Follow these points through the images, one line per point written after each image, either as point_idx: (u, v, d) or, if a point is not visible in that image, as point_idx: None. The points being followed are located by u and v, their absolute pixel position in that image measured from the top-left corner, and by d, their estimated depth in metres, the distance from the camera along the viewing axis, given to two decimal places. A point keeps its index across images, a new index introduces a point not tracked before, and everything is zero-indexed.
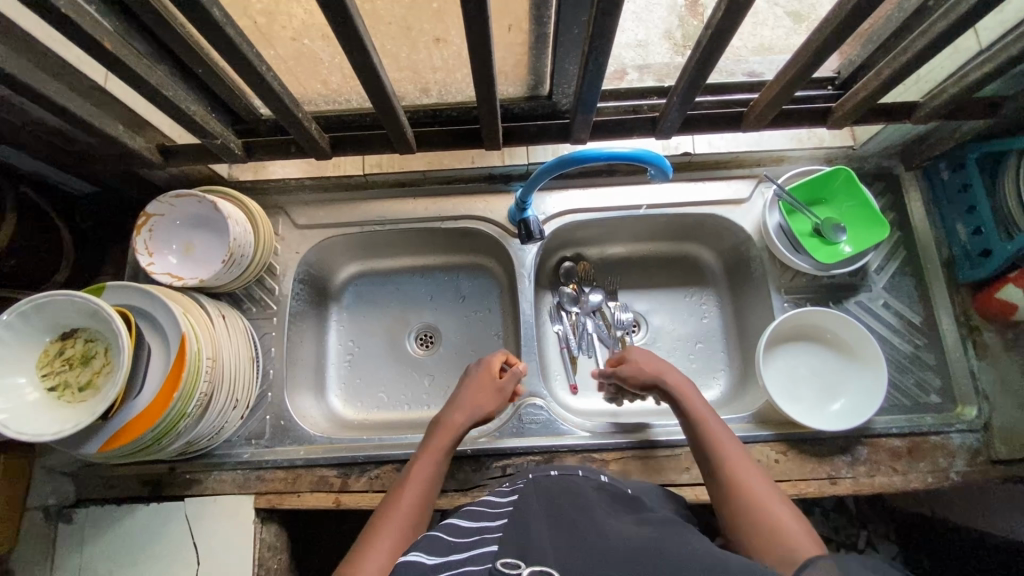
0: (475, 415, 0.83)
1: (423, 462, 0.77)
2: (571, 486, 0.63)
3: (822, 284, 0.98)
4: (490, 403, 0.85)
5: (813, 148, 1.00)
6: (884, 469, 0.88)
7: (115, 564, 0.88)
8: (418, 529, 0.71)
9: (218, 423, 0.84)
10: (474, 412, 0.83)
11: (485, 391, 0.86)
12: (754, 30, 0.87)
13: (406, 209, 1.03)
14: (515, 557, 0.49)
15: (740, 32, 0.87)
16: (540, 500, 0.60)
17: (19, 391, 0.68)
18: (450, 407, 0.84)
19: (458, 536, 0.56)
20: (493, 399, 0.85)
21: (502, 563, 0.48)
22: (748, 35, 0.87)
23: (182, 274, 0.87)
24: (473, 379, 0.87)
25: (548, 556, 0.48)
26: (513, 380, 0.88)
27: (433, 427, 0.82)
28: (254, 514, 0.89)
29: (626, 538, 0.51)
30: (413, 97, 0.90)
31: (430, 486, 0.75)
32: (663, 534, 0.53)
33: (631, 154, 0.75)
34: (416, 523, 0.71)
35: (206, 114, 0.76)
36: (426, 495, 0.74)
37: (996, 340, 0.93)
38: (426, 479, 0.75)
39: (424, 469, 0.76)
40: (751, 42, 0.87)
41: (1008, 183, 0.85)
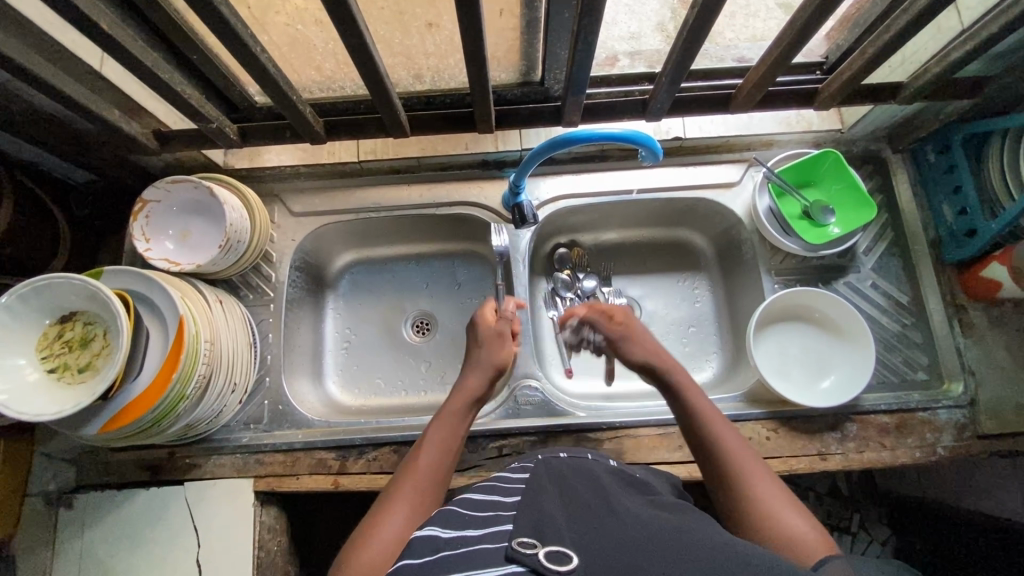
0: (489, 373, 0.81)
1: (440, 425, 0.75)
2: (585, 471, 0.64)
3: (811, 266, 1.00)
4: (506, 357, 0.83)
5: (802, 132, 1.01)
6: (873, 444, 0.90)
7: (116, 547, 0.89)
8: (439, 493, 0.69)
9: (217, 406, 0.86)
10: (489, 369, 0.81)
11: (496, 344, 0.84)
12: (746, 21, 0.85)
13: (400, 196, 1.04)
14: (531, 537, 0.48)
15: (733, 24, 0.85)
16: (556, 484, 0.60)
17: (19, 372, 0.69)
18: (467, 370, 0.82)
19: (472, 513, 0.56)
20: (497, 351, 0.83)
21: (518, 541, 0.48)
22: (741, 27, 0.85)
23: (179, 259, 0.88)
24: (482, 335, 0.85)
25: (566, 536, 0.48)
26: (508, 325, 0.87)
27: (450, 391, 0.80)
28: (253, 497, 0.90)
29: (644, 522, 0.51)
30: (406, 83, 0.91)
31: (449, 447, 0.73)
32: (681, 518, 0.52)
33: (621, 134, 0.76)
34: (434, 484, 0.69)
35: (201, 98, 0.76)
36: (444, 456, 0.72)
37: (982, 318, 0.95)
38: (441, 443, 0.73)
39: (442, 430, 0.74)
40: (744, 33, 0.86)
41: (993, 164, 0.86)
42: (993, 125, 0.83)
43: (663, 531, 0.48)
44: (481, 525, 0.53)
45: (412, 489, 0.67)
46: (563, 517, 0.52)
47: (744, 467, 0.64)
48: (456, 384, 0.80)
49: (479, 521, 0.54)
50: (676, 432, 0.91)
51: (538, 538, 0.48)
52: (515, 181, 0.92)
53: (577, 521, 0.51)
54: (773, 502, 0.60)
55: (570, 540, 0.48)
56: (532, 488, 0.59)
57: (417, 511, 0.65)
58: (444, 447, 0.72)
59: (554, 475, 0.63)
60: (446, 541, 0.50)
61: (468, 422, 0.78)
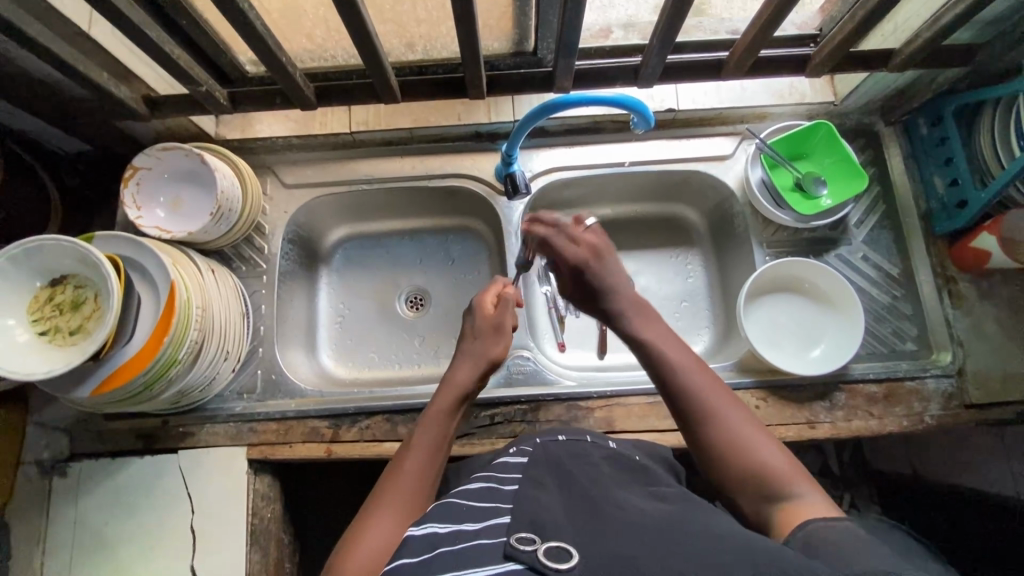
0: (480, 368, 0.78)
1: (429, 423, 0.71)
2: (584, 463, 0.64)
3: (803, 238, 1.00)
4: (499, 351, 0.80)
5: (796, 103, 1.01)
6: (861, 413, 0.91)
7: (110, 515, 0.89)
8: (430, 493, 0.66)
9: (210, 372, 0.86)
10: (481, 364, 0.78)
11: (489, 337, 0.81)
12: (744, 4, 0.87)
13: (393, 168, 1.04)
14: (529, 532, 0.49)
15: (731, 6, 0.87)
16: (555, 479, 0.61)
17: (10, 333, 0.69)
18: (457, 362, 0.79)
19: (472, 504, 0.57)
20: (493, 342, 0.80)
21: (518, 538, 0.48)
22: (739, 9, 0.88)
23: (170, 227, 0.88)
24: (475, 327, 0.82)
25: (565, 531, 0.49)
26: (507, 314, 0.83)
27: (438, 386, 0.77)
28: (247, 465, 0.91)
29: (645, 515, 0.51)
30: (399, 51, 0.90)
31: (438, 446, 0.70)
32: (683, 512, 0.53)
33: (614, 99, 0.77)
34: (425, 485, 0.66)
35: (191, 61, 0.76)
36: (433, 456, 0.69)
37: (972, 290, 0.95)
38: (430, 438, 0.70)
39: (430, 430, 0.71)
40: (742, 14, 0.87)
41: (984, 133, 0.86)
42: (985, 93, 0.83)
43: (662, 525, 0.49)
44: (479, 519, 0.54)
45: (402, 491, 0.64)
46: (563, 513, 0.52)
47: (714, 406, 0.63)
48: (445, 378, 0.77)
49: (478, 515, 0.54)
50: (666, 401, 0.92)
51: (537, 534, 0.48)
52: (508, 150, 0.92)
53: (576, 516, 0.52)
54: (747, 436, 0.60)
55: (568, 535, 0.48)
56: (531, 482, 0.60)
57: (409, 514, 0.62)
58: (433, 447, 0.69)
59: (554, 466, 0.64)
60: (444, 535, 0.51)
61: (457, 419, 0.75)
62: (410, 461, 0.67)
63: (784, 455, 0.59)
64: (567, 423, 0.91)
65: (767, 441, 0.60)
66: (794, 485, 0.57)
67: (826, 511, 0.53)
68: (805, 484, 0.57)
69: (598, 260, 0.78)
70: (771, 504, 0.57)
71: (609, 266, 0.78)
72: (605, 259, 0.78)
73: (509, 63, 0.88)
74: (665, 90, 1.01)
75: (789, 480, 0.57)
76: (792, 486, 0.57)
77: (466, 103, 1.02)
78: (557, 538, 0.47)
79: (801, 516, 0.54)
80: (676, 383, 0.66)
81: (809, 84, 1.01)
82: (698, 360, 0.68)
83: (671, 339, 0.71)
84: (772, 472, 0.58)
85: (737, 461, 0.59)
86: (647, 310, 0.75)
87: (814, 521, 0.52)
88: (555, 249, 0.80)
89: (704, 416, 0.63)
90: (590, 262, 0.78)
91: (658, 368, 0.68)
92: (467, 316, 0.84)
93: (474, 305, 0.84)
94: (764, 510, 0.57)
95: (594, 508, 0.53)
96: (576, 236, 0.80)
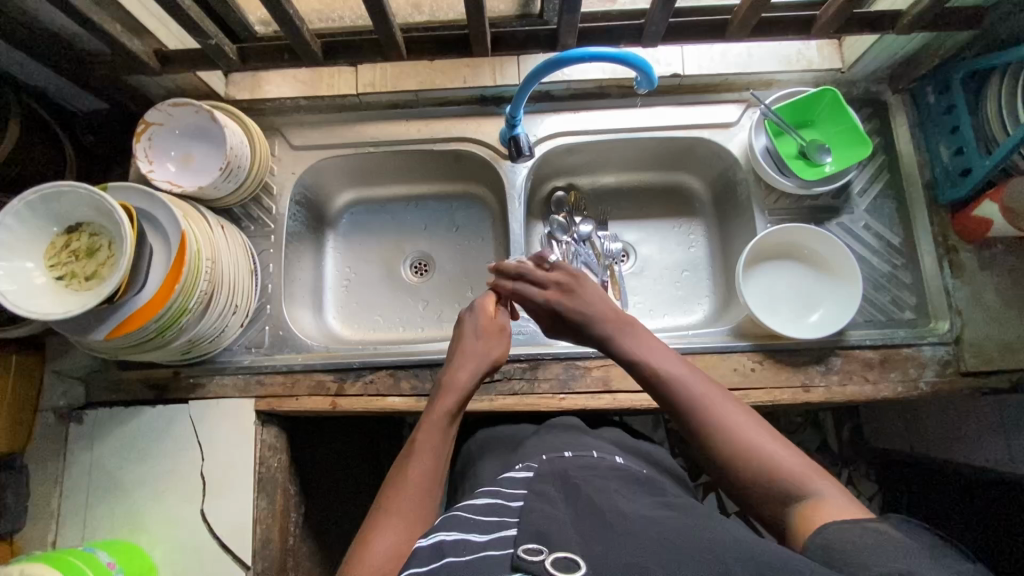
0: (479, 368, 0.82)
1: (428, 429, 0.74)
2: (588, 471, 0.67)
3: (805, 206, 1.01)
4: (500, 353, 0.85)
5: (803, 70, 1.01)
6: (856, 378, 0.92)
7: (124, 460, 0.93)
8: (435, 500, 0.69)
9: (219, 325, 0.89)
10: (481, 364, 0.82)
11: (489, 341, 0.85)
12: None
13: (399, 130, 1.05)
14: (535, 542, 0.51)
15: None
16: (559, 488, 0.63)
17: (27, 275, 0.72)
18: (455, 366, 0.82)
19: (479, 514, 0.60)
20: (495, 348, 0.85)
21: (524, 549, 0.50)
22: None
23: (181, 182, 0.91)
24: (474, 331, 0.85)
25: (573, 544, 0.51)
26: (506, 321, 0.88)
27: (439, 387, 0.80)
28: (255, 416, 0.94)
29: (649, 523, 0.53)
30: (406, 13, 0.92)
31: (441, 450, 0.73)
32: (689, 518, 0.55)
33: (617, 55, 0.78)
34: (430, 489, 0.69)
35: (201, 14, 0.78)
36: (438, 461, 0.72)
37: (972, 260, 0.95)
38: (434, 446, 0.72)
39: (432, 435, 0.73)
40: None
41: (993, 100, 0.85)
42: (995, 59, 0.82)
43: (669, 535, 0.51)
44: (486, 530, 0.56)
45: (407, 497, 0.67)
46: (570, 523, 0.55)
47: (718, 410, 0.64)
48: (445, 381, 0.80)
49: (485, 526, 0.57)
50: None
51: (544, 545, 0.51)
52: (511, 112, 0.93)
53: (582, 526, 0.54)
54: (759, 440, 0.62)
55: (576, 547, 0.50)
56: (537, 492, 0.62)
57: (416, 518, 0.65)
58: (434, 451, 0.72)
59: (559, 477, 0.66)
60: (451, 543, 0.54)
61: (456, 422, 0.78)
62: (414, 467, 0.70)
63: (798, 455, 0.61)
64: (564, 382, 0.93)
65: (778, 443, 0.62)
66: (815, 483, 0.58)
67: (849, 505, 0.54)
68: (826, 480, 0.58)
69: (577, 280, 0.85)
70: (794, 505, 0.57)
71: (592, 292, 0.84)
72: (581, 280, 0.85)
73: (513, 25, 0.90)
74: (671, 54, 1.00)
75: (808, 480, 0.58)
76: (814, 487, 0.57)
77: (471, 67, 1.03)
78: (564, 548, 0.50)
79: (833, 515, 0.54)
80: (676, 400, 0.67)
81: (817, 50, 1.00)
82: (699, 373, 0.70)
83: (668, 357, 0.73)
84: (785, 472, 0.59)
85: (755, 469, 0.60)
86: (641, 327, 0.78)
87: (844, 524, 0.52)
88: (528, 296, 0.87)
89: (713, 421, 0.64)
90: (570, 284, 0.85)
91: (661, 389, 0.69)
92: (471, 318, 0.87)
93: (479, 309, 0.88)
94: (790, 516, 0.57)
95: (597, 516, 0.55)
96: (552, 265, 0.88)
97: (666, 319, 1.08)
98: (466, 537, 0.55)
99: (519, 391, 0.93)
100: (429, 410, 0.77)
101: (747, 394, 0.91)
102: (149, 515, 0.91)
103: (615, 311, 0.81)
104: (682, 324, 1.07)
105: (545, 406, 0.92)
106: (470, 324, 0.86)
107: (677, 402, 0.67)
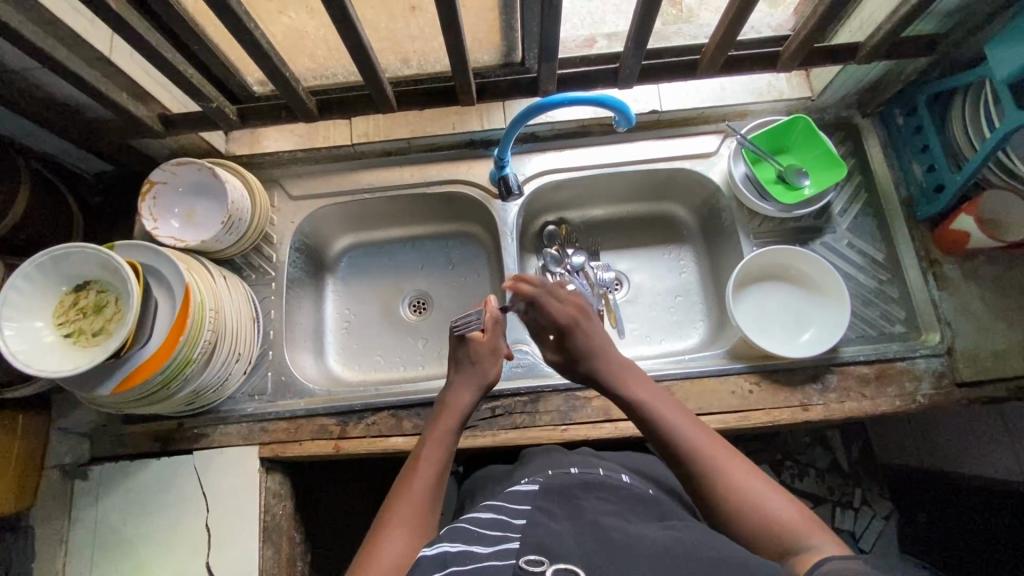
0: (477, 390, 0.85)
1: (432, 446, 0.76)
2: (595, 488, 0.68)
3: (788, 227, 1.04)
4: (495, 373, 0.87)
5: (774, 100, 1.05)
6: (854, 394, 0.93)
7: (128, 515, 0.93)
8: (433, 517, 0.70)
9: (223, 373, 0.90)
10: (476, 378, 0.85)
11: (484, 360, 0.86)
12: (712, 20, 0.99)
13: (393, 176, 1.10)
14: (536, 554, 0.52)
15: (701, 19, 0.99)
16: (561, 502, 0.64)
17: (37, 333, 0.74)
18: (455, 385, 0.85)
19: (484, 528, 0.60)
20: (489, 363, 0.86)
21: (525, 561, 0.51)
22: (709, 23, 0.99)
23: (185, 237, 0.94)
24: (470, 351, 0.87)
25: (573, 554, 0.51)
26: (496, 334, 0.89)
27: (438, 409, 0.82)
28: (259, 464, 0.95)
29: (648, 540, 0.54)
30: (395, 67, 0.97)
31: (444, 463, 0.75)
32: (689, 532, 0.56)
33: (596, 98, 0.83)
34: (433, 505, 0.70)
35: (203, 80, 0.83)
36: (437, 475, 0.73)
37: (955, 272, 0.97)
38: (434, 462, 0.74)
39: (437, 451, 0.76)
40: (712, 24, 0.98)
41: (956, 120, 0.90)
42: (954, 82, 0.87)
43: (669, 547, 0.52)
44: (489, 542, 0.57)
45: (410, 511, 0.68)
46: (571, 534, 0.56)
47: (716, 460, 0.66)
48: (446, 403, 0.83)
49: (488, 538, 0.58)
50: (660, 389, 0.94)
51: (544, 555, 0.52)
52: (500, 155, 0.97)
53: (583, 537, 0.55)
54: (753, 488, 0.63)
55: (576, 556, 0.51)
56: (542, 506, 0.63)
57: (418, 530, 0.66)
58: (436, 468, 0.73)
59: (563, 491, 0.67)
60: (455, 554, 0.56)
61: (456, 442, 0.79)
62: (418, 480, 0.71)
63: (791, 504, 0.62)
64: (565, 413, 0.94)
65: (774, 493, 0.63)
66: (809, 536, 0.58)
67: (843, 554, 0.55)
68: (816, 524, 0.60)
69: (581, 316, 0.87)
70: (790, 557, 0.57)
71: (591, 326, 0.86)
72: (590, 315, 0.87)
73: (498, 73, 0.95)
74: (648, 93, 1.05)
75: (803, 531, 0.59)
76: (809, 538, 0.58)
77: (459, 113, 1.08)
78: (565, 560, 0.51)
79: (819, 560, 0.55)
80: (677, 445, 0.69)
81: (787, 80, 1.06)
82: (695, 420, 0.72)
83: (669, 402, 0.75)
84: (780, 524, 0.60)
85: (751, 512, 0.61)
86: (638, 372, 0.81)
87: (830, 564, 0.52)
88: (544, 307, 0.88)
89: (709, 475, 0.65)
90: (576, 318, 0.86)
91: (660, 428, 0.72)
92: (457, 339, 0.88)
93: (464, 336, 0.87)
94: (784, 558, 0.58)
95: (599, 532, 0.55)
96: (562, 296, 0.88)
97: (662, 344, 1.09)
98: (470, 547, 0.56)
99: (521, 424, 0.94)
100: (429, 432, 0.79)
101: (746, 416, 0.92)
102: (153, 570, 0.90)
103: (610, 353, 0.83)
104: (679, 348, 1.09)
105: (547, 438, 0.93)
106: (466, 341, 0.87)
107: (676, 452, 0.69)
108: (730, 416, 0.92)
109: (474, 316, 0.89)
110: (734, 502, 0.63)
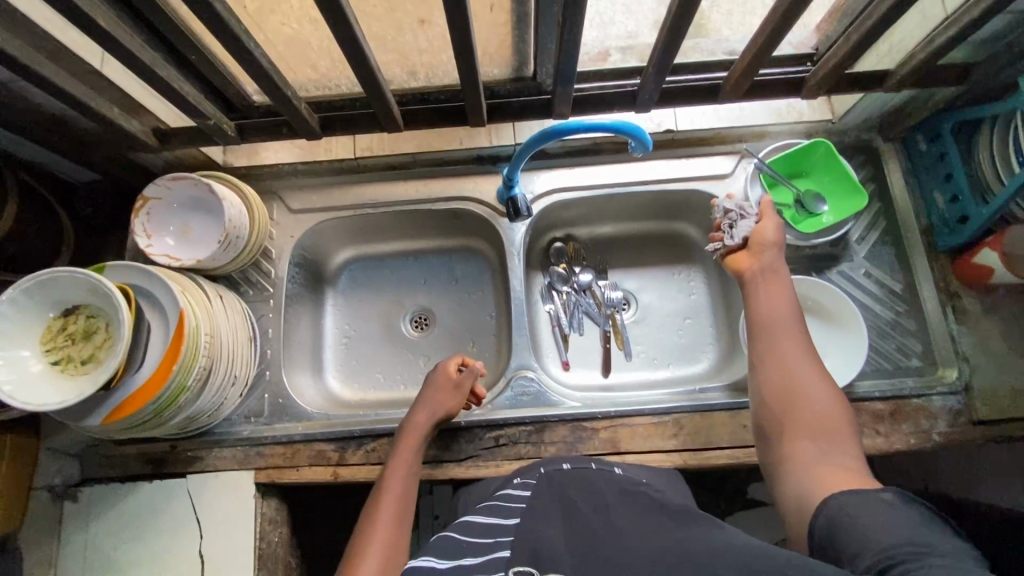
0: (436, 418, 0.87)
1: (393, 475, 0.82)
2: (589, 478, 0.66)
3: (804, 254, 1.01)
4: (453, 407, 0.89)
5: (794, 122, 1.03)
6: (868, 431, 0.90)
7: (120, 540, 0.90)
8: (402, 545, 0.77)
9: (218, 398, 0.87)
10: (436, 411, 0.88)
11: (446, 396, 0.89)
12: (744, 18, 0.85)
13: (396, 191, 1.06)
14: (528, 565, 0.50)
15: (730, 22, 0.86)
16: (558, 500, 0.61)
17: (23, 363, 0.71)
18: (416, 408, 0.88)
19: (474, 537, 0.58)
20: (451, 400, 0.89)
21: (514, 574, 0.50)
22: (738, 24, 0.86)
23: (180, 255, 0.90)
24: (434, 387, 0.90)
25: (565, 565, 0.49)
26: (470, 378, 0.91)
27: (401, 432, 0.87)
28: (256, 489, 0.92)
29: (644, 537, 0.51)
30: (401, 80, 0.91)
31: (409, 474, 0.83)
32: (689, 525, 0.52)
33: (612, 125, 0.80)
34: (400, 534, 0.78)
35: (199, 96, 0.79)
36: (400, 507, 0.80)
37: (975, 305, 0.95)
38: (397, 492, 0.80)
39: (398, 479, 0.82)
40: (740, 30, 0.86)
41: (983, 153, 0.87)
42: (981, 112, 0.83)
43: (663, 543, 0.49)
44: (479, 553, 0.55)
45: (377, 540, 0.75)
46: (564, 539, 0.53)
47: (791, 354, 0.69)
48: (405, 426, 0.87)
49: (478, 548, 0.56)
50: (669, 422, 0.92)
51: (534, 567, 0.50)
52: (509, 174, 0.95)
53: (576, 541, 0.52)
54: (805, 380, 0.67)
55: (566, 567, 0.49)
56: (534, 505, 0.61)
57: (388, 562, 0.74)
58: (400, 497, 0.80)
59: (558, 488, 0.64)
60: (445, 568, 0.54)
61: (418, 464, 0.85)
62: (382, 511, 0.78)
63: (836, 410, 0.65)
64: (571, 444, 0.91)
65: (827, 396, 0.66)
66: (836, 440, 0.63)
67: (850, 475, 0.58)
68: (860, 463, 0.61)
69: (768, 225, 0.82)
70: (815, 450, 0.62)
71: (761, 258, 0.80)
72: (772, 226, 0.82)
73: (509, 89, 0.90)
74: (663, 114, 1.03)
75: (834, 434, 0.63)
76: (836, 442, 0.62)
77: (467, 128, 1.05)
78: (555, 572, 0.49)
79: (835, 475, 0.59)
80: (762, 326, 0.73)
81: (807, 103, 1.03)
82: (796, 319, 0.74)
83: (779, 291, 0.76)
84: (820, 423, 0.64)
85: (800, 410, 0.65)
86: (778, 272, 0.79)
87: (841, 494, 0.56)
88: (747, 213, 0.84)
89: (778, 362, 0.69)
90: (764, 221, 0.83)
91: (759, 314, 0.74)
92: (432, 378, 0.91)
93: (436, 371, 0.91)
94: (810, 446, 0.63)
95: (592, 534, 0.53)
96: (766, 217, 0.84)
97: (670, 369, 1.07)
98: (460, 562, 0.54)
99: (525, 455, 0.91)
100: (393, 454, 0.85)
101: None
102: None
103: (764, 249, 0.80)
104: (686, 373, 1.07)
105: None
106: (433, 376, 0.91)
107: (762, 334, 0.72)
108: (741, 451, 0.89)
109: (745, 225, 0.84)
110: (790, 407, 0.66)
